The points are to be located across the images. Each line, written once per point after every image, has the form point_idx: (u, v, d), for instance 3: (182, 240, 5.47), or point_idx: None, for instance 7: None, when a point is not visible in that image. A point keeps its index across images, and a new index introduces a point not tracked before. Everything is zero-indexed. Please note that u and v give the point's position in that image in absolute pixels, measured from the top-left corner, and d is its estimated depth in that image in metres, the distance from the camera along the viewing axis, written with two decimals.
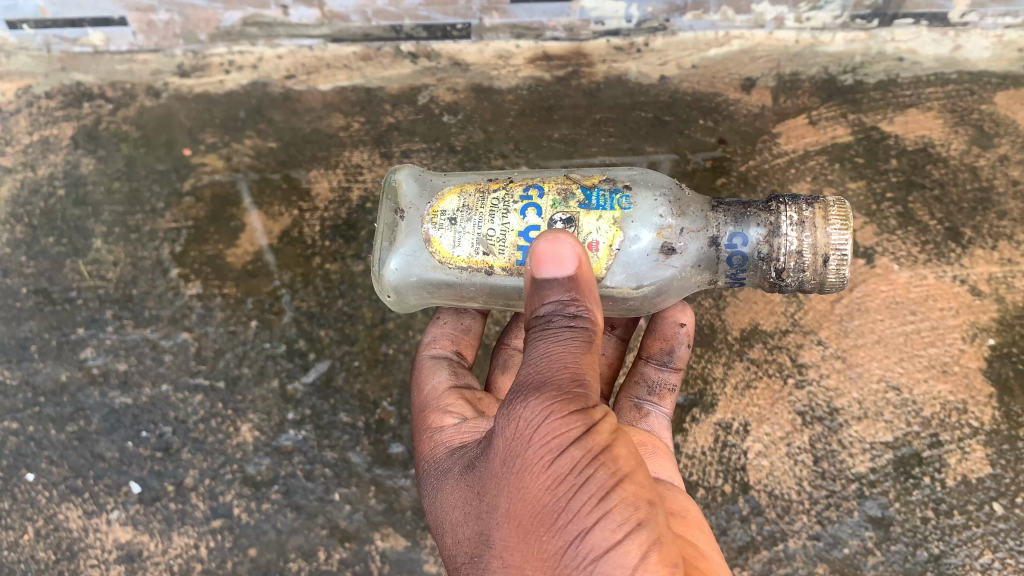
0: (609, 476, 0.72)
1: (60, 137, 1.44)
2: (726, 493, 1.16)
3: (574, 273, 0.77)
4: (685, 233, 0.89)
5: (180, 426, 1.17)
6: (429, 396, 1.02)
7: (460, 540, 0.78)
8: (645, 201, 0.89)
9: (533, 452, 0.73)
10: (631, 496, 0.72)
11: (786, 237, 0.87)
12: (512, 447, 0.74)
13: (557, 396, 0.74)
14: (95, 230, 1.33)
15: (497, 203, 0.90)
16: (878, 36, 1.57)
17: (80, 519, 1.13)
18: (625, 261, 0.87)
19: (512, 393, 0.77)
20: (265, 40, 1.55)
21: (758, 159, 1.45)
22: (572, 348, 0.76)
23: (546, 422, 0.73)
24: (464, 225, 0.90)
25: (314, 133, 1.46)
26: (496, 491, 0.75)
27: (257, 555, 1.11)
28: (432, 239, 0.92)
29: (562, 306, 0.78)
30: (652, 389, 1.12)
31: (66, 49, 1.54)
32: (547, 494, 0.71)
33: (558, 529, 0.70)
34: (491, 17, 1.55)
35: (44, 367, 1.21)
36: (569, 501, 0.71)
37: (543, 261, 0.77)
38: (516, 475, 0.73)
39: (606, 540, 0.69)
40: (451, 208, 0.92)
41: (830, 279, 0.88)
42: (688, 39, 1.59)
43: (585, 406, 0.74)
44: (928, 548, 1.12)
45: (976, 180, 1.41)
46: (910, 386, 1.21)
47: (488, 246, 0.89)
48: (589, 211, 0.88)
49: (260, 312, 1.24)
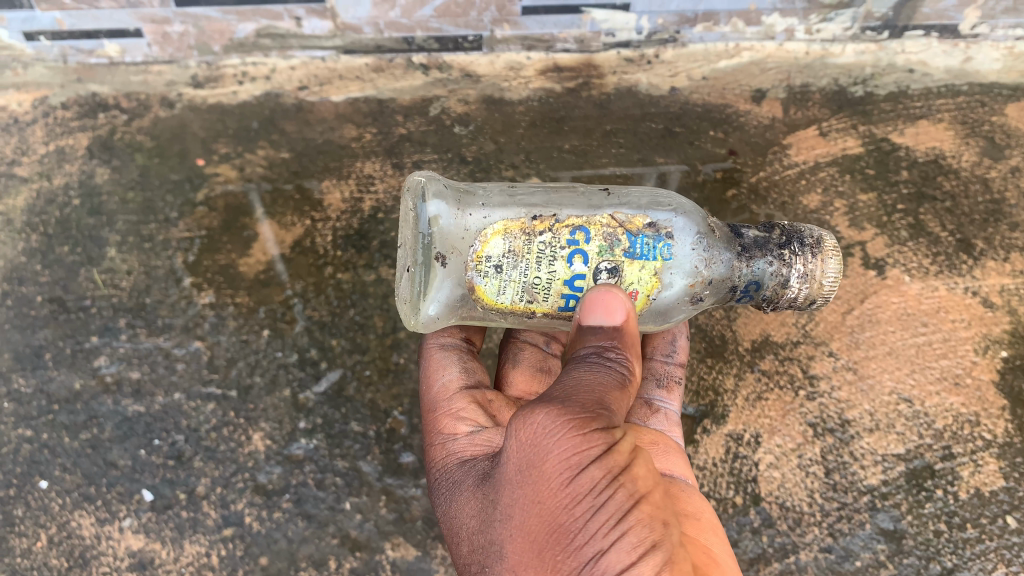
0: (627, 497, 0.71)
1: (76, 147, 1.46)
2: (738, 504, 1.14)
3: (620, 324, 0.81)
4: (714, 280, 0.87)
5: (192, 434, 1.17)
6: (439, 398, 1.00)
7: (472, 550, 0.78)
8: (686, 249, 0.85)
9: (551, 468, 0.71)
10: (648, 518, 0.71)
11: (791, 289, 0.89)
12: (529, 459, 0.73)
13: (578, 416, 0.73)
14: (109, 239, 1.34)
15: (544, 249, 0.83)
16: (888, 48, 1.60)
17: (92, 526, 1.13)
18: (657, 309, 0.87)
19: (532, 404, 0.76)
20: (278, 52, 1.57)
21: (769, 171, 1.45)
22: (606, 381, 0.79)
23: (567, 439, 0.71)
24: (510, 273, 0.83)
25: (327, 144, 1.47)
26: (511, 503, 0.73)
27: (268, 563, 1.10)
28: (475, 285, 0.85)
29: (602, 349, 0.82)
30: (661, 381, 1.10)
31: (82, 60, 1.56)
32: (565, 513, 0.70)
33: (573, 549, 0.69)
34: (502, 29, 1.57)
35: (59, 375, 1.22)
36: (587, 521, 0.70)
37: (593, 308, 0.81)
38: (532, 489, 0.72)
39: (624, 563, 0.68)
40: (496, 253, 0.84)
41: (818, 308, 0.93)
42: (699, 51, 1.61)
43: (605, 425, 0.73)
44: (941, 561, 1.11)
45: (987, 192, 1.41)
46: (922, 399, 1.20)
47: (533, 294, 0.84)
48: (634, 260, 0.83)
49: (272, 321, 1.25)
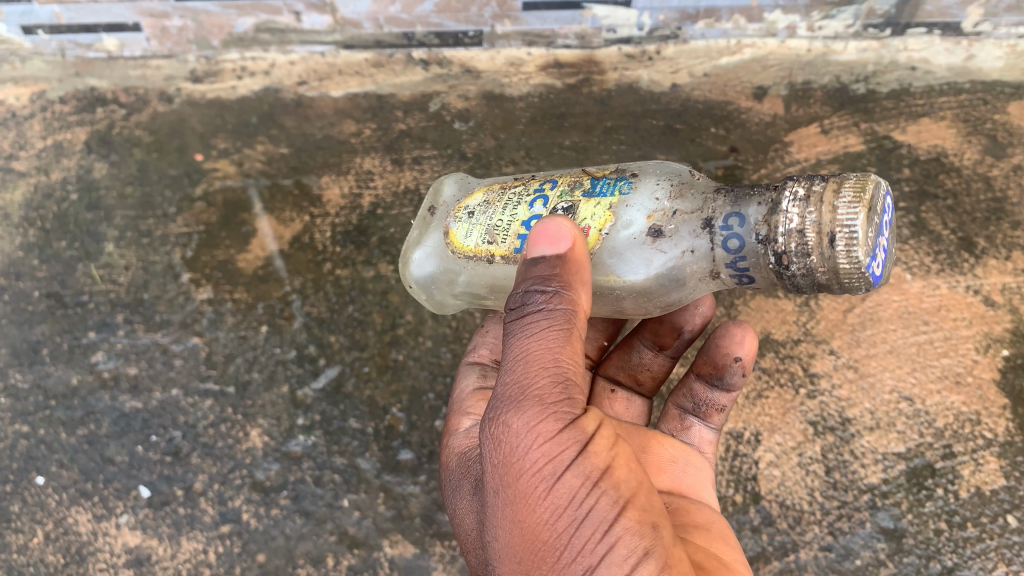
0: (611, 505, 0.73)
1: (74, 142, 1.45)
2: (738, 502, 1.14)
3: (564, 252, 0.78)
4: (677, 216, 0.83)
5: (190, 431, 1.17)
6: (456, 399, 1.07)
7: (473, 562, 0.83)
8: (646, 186, 0.86)
9: (528, 484, 0.74)
10: (636, 524, 0.73)
11: (786, 214, 0.74)
12: (504, 478, 0.75)
13: (544, 420, 0.75)
14: (107, 234, 1.33)
15: (513, 197, 0.94)
16: (891, 46, 1.59)
17: (89, 522, 1.12)
18: (615, 248, 0.85)
19: (496, 412, 0.77)
20: (278, 47, 1.57)
21: (770, 168, 1.44)
22: (551, 340, 0.78)
23: (537, 452, 0.74)
24: (479, 217, 0.95)
25: (326, 140, 1.47)
26: (495, 522, 0.76)
27: (266, 560, 1.09)
28: (450, 230, 0.99)
29: (541, 289, 0.79)
30: (700, 404, 1.10)
31: (80, 54, 1.55)
32: (549, 529, 0.73)
33: (564, 564, 0.72)
34: (502, 24, 1.56)
35: (56, 370, 1.21)
36: (571, 536, 0.72)
37: (539, 239, 0.79)
38: (511, 509, 0.74)
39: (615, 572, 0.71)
40: (473, 206, 0.98)
41: (842, 265, 0.71)
42: (700, 48, 1.60)
43: (573, 427, 0.75)
44: (942, 560, 1.10)
45: (989, 190, 1.41)
46: (922, 397, 1.20)
47: (494, 236, 0.92)
48: (591, 198, 0.88)
49: (270, 317, 1.24)
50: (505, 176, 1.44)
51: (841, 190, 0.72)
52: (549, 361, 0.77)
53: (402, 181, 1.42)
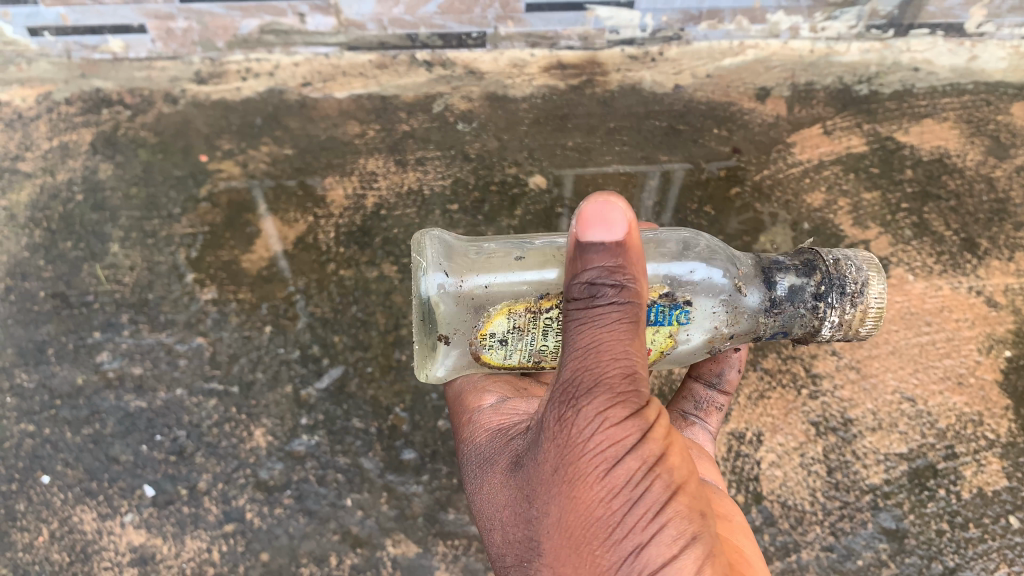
0: (666, 487, 0.67)
1: (80, 143, 1.46)
2: (740, 503, 1.13)
3: (621, 239, 0.70)
4: (732, 335, 0.85)
5: (194, 430, 1.16)
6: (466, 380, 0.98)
7: (505, 542, 0.74)
8: (703, 311, 0.81)
9: (585, 458, 0.67)
10: (688, 510, 0.67)
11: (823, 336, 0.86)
12: (563, 452, 0.69)
13: (605, 395, 0.68)
14: (112, 235, 1.34)
15: (551, 324, 0.80)
16: (893, 47, 1.62)
17: (94, 521, 1.10)
18: (673, 357, 0.86)
19: (559, 391, 0.71)
20: (282, 48, 1.59)
21: (772, 169, 1.44)
22: (616, 327, 0.70)
23: (600, 430, 0.67)
24: (516, 346, 0.82)
25: (330, 141, 1.47)
26: (546, 499, 0.69)
27: (269, 559, 1.07)
28: (481, 354, 0.84)
29: (606, 273, 0.70)
30: (700, 403, 1.09)
31: (86, 56, 1.57)
32: (602, 506, 0.66)
33: (612, 544, 0.65)
34: (506, 25, 1.59)
35: (61, 370, 1.21)
36: (625, 516, 0.66)
37: (588, 223, 0.70)
38: (567, 483, 0.68)
39: (664, 556, 0.64)
40: (503, 332, 0.81)
41: None
42: (703, 49, 1.63)
43: (637, 407, 0.69)
44: (944, 561, 1.09)
45: (991, 191, 1.42)
46: (925, 398, 1.20)
47: (544, 358, 0.83)
48: (648, 326, 0.80)
49: (274, 317, 1.25)
50: (508, 176, 1.43)
51: (867, 317, 0.84)
52: (614, 343, 0.70)
53: (405, 181, 1.42)
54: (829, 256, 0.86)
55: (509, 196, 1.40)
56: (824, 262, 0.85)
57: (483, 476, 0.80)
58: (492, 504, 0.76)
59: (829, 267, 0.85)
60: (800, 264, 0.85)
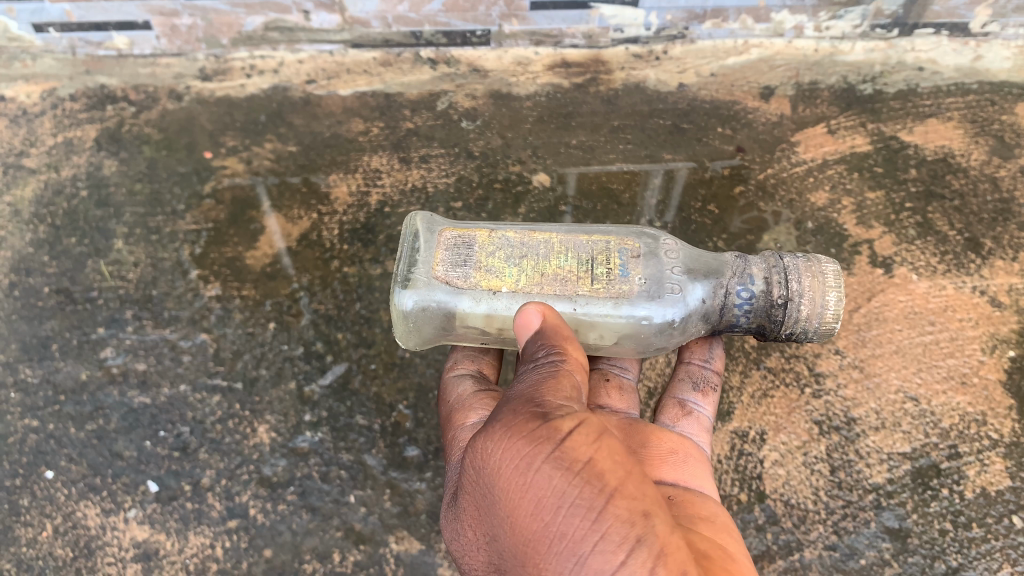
0: (595, 493, 0.67)
1: (84, 139, 1.46)
2: (743, 501, 1.13)
3: (541, 326, 0.83)
4: None
5: (198, 426, 1.16)
6: (453, 404, 1.00)
7: (479, 572, 0.78)
8: None
9: (511, 483, 0.70)
10: (626, 512, 0.67)
11: None
12: (494, 479, 0.72)
13: (522, 429, 0.72)
14: (117, 231, 1.34)
15: None
16: (898, 46, 1.63)
17: (97, 517, 1.10)
18: None
19: (488, 427, 0.76)
20: (287, 45, 1.59)
21: (776, 168, 1.44)
22: (550, 377, 0.79)
23: (515, 449, 0.71)
24: None
25: (334, 138, 1.48)
26: (495, 526, 0.73)
27: (272, 556, 1.07)
28: None
29: (537, 349, 0.82)
30: (696, 384, 1.08)
31: (90, 52, 1.58)
32: (535, 520, 0.68)
33: (553, 556, 0.67)
34: (510, 24, 1.59)
35: (65, 366, 1.21)
36: (559, 526, 0.67)
37: (520, 332, 0.84)
38: (504, 506, 0.71)
39: (607, 563, 0.65)
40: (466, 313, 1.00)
41: None
42: (707, 48, 1.64)
43: (554, 424, 0.72)
44: (947, 561, 1.09)
45: (996, 191, 1.42)
46: (928, 398, 1.20)
47: None
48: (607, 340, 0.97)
49: (278, 314, 1.25)
50: (511, 174, 1.43)
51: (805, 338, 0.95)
52: (535, 391, 0.78)
53: (409, 179, 1.42)
54: (786, 330, 0.90)
55: (512, 194, 1.40)
56: (778, 330, 0.91)
57: (452, 515, 0.83)
58: (461, 542, 0.80)
59: (779, 335, 0.91)
60: (753, 325, 0.91)
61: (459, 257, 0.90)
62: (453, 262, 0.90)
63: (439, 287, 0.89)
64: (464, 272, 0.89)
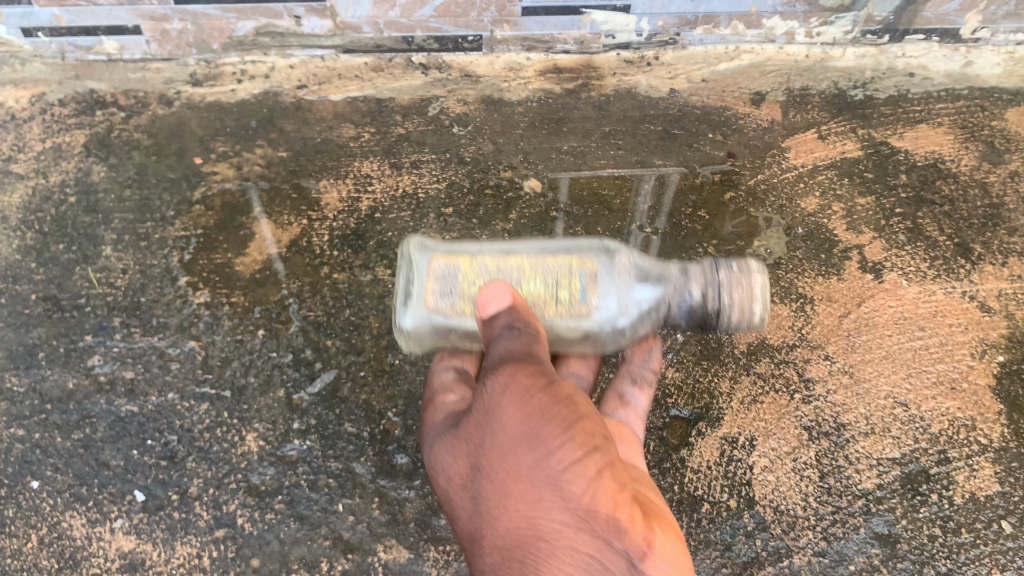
0: (571, 412, 0.73)
1: (73, 144, 1.45)
2: (732, 508, 1.12)
3: (512, 303, 0.82)
4: None
5: (185, 435, 1.15)
6: (435, 389, 0.97)
7: (450, 480, 0.78)
8: None
9: (501, 399, 0.75)
10: (590, 428, 0.72)
11: None
12: (487, 403, 0.76)
13: (519, 361, 0.77)
14: (105, 238, 1.33)
15: None
16: (889, 52, 1.63)
17: (83, 527, 1.08)
18: None
19: (484, 372, 0.80)
20: (278, 50, 1.59)
21: (766, 174, 1.44)
22: (527, 338, 0.80)
23: (511, 381, 0.75)
24: None
25: (325, 144, 1.47)
26: (481, 438, 0.75)
27: (260, 565, 1.06)
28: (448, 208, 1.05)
29: (507, 327, 0.81)
30: (635, 379, 1.07)
31: (80, 57, 1.57)
32: (518, 424, 0.72)
33: (529, 453, 0.70)
34: (502, 29, 1.58)
35: (52, 374, 1.19)
36: (539, 428, 0.71)
37: (485, 301, 0.83)
38: (492, 420, 0.74)
39: (578, 461, 0.68)
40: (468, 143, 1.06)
41: None
42: (699, 53, 1.64)
43: (545, 373, 0.77)
44: (936, 566, 1.09)
45: (986, 196, 1.42)
46: (917, 403, 1.20)
47: None
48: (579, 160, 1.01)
49: (267, 321, 1.24)
50: (502, 180, 1.43)
51: None
52: (527, 345, 0.79)
53: (400, 185, 1.42)
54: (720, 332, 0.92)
55: (504, 200, 1.40)
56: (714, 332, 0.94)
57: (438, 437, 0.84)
58: (441, 456, 0.81)
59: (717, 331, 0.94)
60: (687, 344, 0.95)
61: (446, 286, 0.91)
62: (442, 292, 0.92)
63: (431, 316, 0.93)
64: (452, 301, 0.92)
